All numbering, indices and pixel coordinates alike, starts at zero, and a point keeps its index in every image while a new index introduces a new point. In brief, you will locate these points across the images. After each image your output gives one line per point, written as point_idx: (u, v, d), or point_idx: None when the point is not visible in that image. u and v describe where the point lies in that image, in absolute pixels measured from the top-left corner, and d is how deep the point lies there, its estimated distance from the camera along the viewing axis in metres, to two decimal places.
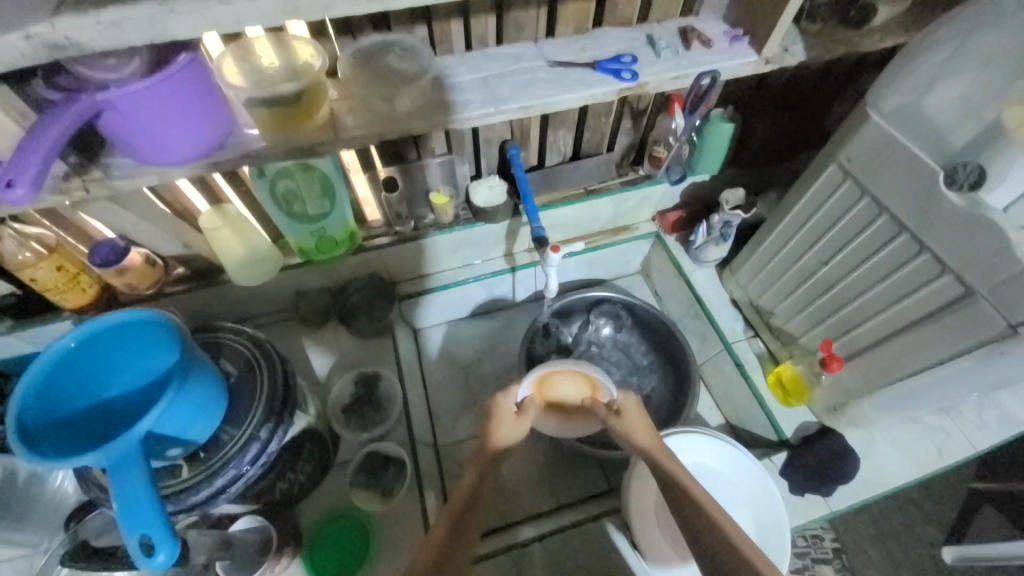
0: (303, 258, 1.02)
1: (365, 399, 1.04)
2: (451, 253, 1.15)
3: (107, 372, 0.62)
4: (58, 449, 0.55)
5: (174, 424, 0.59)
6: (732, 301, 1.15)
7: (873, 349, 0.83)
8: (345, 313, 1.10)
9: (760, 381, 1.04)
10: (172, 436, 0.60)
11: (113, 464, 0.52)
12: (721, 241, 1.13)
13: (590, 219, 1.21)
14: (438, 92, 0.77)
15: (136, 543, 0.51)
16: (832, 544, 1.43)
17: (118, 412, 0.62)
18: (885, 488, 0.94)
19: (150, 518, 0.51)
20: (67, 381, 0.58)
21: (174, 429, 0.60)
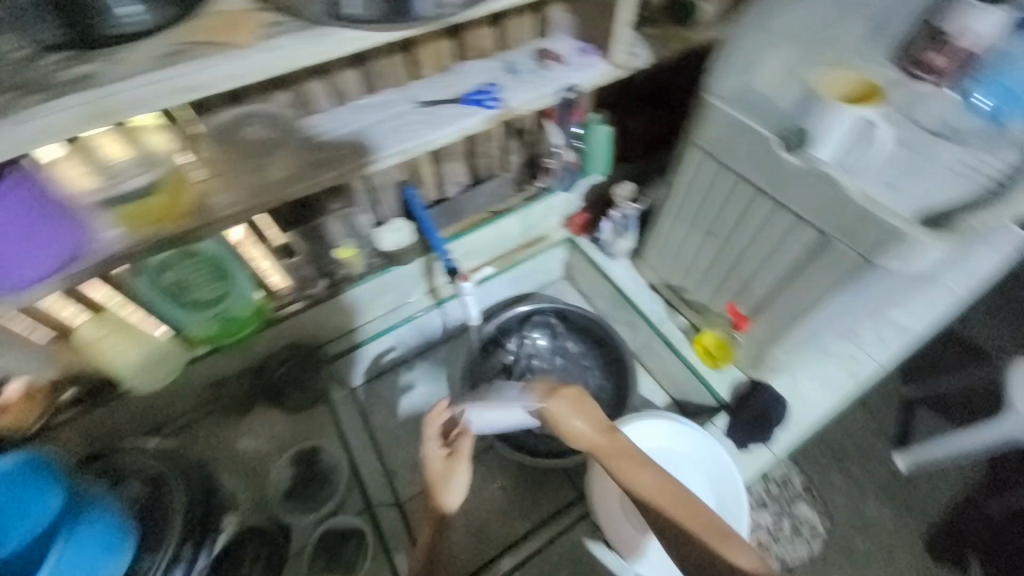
0: (211, 347, 0.96)
1: (308, 477, 0.99)
2: (372, 303, 1.13)
3: (18, 519, 0.65)
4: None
5: (90, 560, 0.64)
6: (649, 286, 1.22)
7: (770, 302, 0.91)
8: (274, 391, 1.06)
9: (689, 353, 1.11)
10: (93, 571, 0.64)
11: None
12: (625, 233, 1.21)
13: (503, 238, 1.24)
14: (309, 151, 0.75)
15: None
16: (802, 483, 1.51)
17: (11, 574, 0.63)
18: (813, 421, 1.04)
19: None
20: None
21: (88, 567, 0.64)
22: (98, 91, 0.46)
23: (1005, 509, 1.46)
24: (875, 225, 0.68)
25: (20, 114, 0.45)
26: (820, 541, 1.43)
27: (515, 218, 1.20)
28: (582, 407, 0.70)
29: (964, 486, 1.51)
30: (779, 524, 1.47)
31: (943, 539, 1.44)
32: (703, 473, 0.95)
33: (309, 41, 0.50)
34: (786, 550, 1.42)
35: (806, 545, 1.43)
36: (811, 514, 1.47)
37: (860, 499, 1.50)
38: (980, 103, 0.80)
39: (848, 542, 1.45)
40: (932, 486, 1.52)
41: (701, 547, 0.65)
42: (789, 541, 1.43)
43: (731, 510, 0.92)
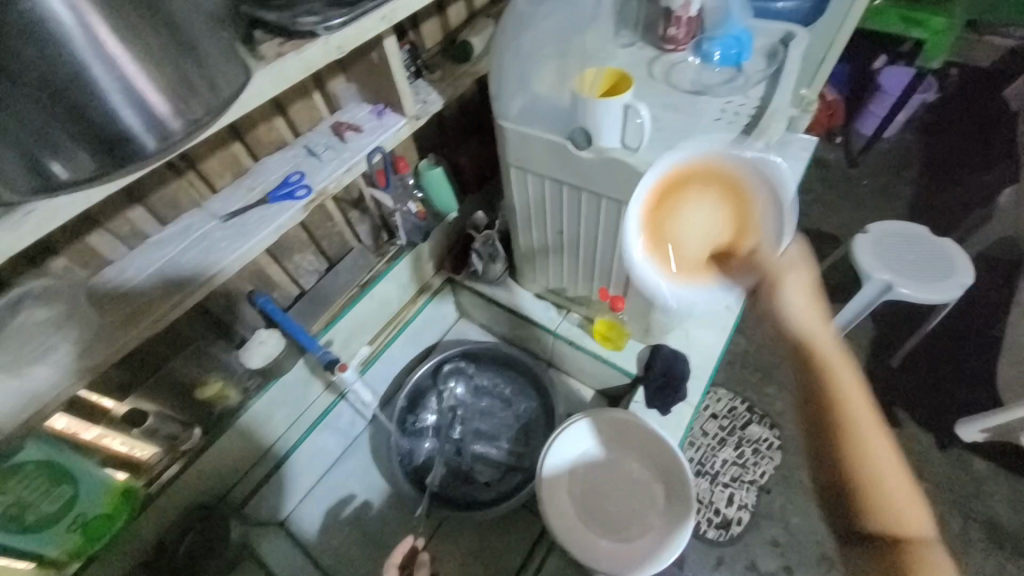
0: (82, 561, 0.80)
1: None
2: (265, 427, 1.03)
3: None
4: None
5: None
6: (537, 296, 1.25)
7: (631, 277, 0.98)
8: (182, 572, 0.90)
9: (592, 346, 1.15)
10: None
11: None
12: (494, 258, 1.22)
13: (384, 306, 1.21)
14: (108, 315, 0.68)
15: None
16: (744, 407, 1.65)
17: None
18: (714, 361, 1.11)
19: None
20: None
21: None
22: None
23: (898, 359, 1.70)
24: (669, 188, 0.75)
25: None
26: (778, 452, 1.57)
27: (387, 281, 1.18)
28: (804, 280, 0.76)
29: (864, 352, 1.73)
30: (742, 452, 1.58)
31: None
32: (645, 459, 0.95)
33: (6, 229, 0.45)
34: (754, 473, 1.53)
35: (768, 460, 1.56)
36: (761, 431, 1.61)
37: (793, 399, 1.67)
38: (714, 57, 0.95)
39: (798, 441, 1.60)
40: None
41: (881, 482, 0.70)
42: (754, 464, 1.56)
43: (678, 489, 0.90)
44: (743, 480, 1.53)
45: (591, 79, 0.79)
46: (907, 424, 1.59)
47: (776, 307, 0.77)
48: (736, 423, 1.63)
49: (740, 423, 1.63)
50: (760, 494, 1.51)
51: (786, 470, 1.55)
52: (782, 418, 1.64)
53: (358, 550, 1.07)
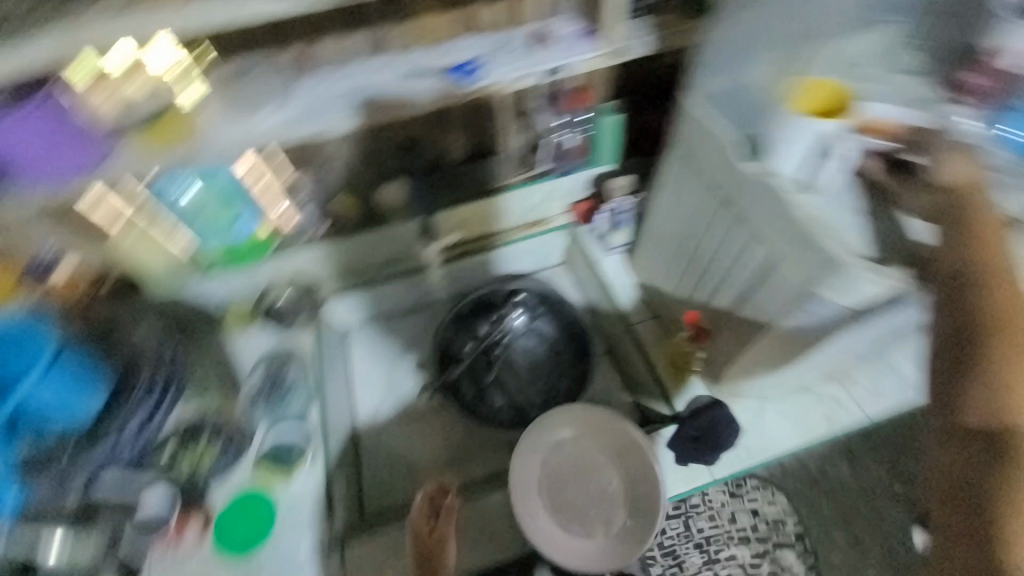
0: (221, 266, 1.09)
1: (272, 390, 1.09)
2: (367, 252, 1.22)
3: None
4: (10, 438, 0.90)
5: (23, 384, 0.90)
6: (636, 284, 1.21)
7: (729, 314, 0.90)
8: (268, 313, 1.17)
9: (655, 358, 1.10)
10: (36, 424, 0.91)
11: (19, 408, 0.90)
12: (618, 228, 1.23)
13: (504, 215, 1.26)
14: (299, 108, 0.86)
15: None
16: (795, 530, 1.43)
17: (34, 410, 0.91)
18: (770, 455, 0.97)
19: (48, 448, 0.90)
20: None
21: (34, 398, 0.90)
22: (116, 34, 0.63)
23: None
24: (814, 246, 0.65)
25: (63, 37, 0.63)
26: None
27: (516, 197, 1.23)
28: (982, 196, 0.66)
29: None
30: (758, 563, 1.41)
31: None
32: (630, 469, 0.92)
33: None
34: None
35: None
36: (793, 561, 1.40)
37: (856, 561, 1.39)
38: (1011, 137, 0.70)
39: None
40: None
41: (1001, 438, 0.64)
42: None
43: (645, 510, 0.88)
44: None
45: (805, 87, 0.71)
46: None
47: (911, 178, 0.69)
48: (773, 536, 1.43)
49: (777, 539, 1.43)
50: None
51: None
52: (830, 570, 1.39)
53: (378, 382, 1.24)
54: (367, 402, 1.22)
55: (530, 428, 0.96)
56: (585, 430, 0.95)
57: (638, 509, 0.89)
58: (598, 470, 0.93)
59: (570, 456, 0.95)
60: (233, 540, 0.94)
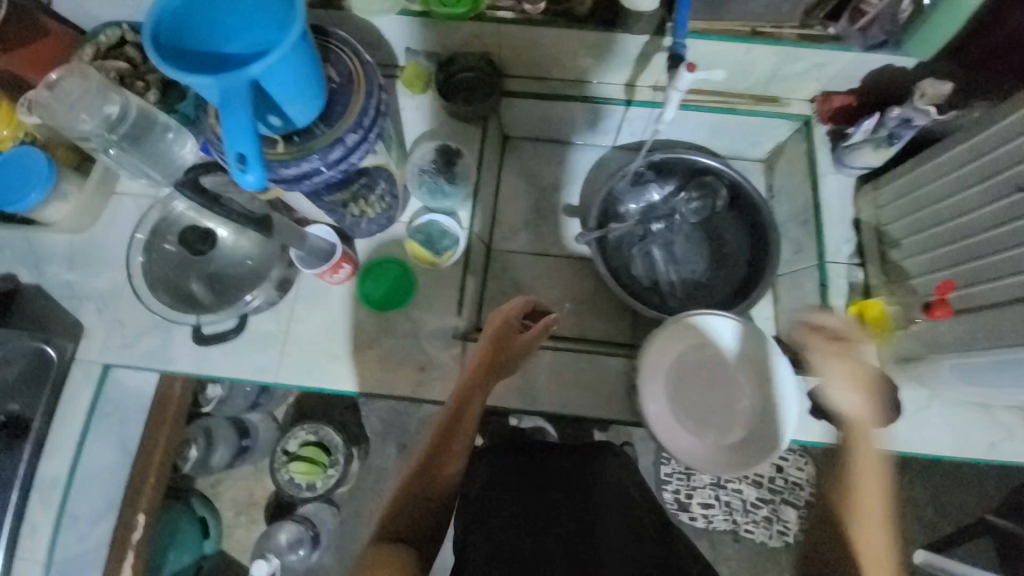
0: (423, 9, 0.96)
1: (442, 171, 1.00)
2: (570, 59, 1.02)
3: (247, 24, 0.64)
4: (175, 65, 0.61)
5: (214, 22, 0.63)
6: (853, 221, 1.00)
7: (1001, 305, 0.75)
8: (446, 85, 1.04)
9: (836, 310, 0.95)
10: (169, 55, 0.61)
11: (223, 86, 0.58)
12: (884, 145, 0.93)
13: (744, 72, 1.01)
14: None
15: (233, 156, 0.59)
16: (807, 498, 1.43)
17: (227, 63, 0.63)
18: (911, 449, 0.89)
19: (239, 129, 0.58)
20: (200, 9, 0.62)
21: (210, 36, 0.63)
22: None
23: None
24: None
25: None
26: (779, 540, 1.42)
27: (775, 53, 0.95)
28: None
29: None
30: (759, 506, 1.44)
31: None
32: (762, 389, 0.89)
33: None
34: (744, 521, 1.42)
35: (765, 533, 1.42)
36: (791, 518, 1.42)
37: None
38: None
39: None
40: None
41: None
42: (754, 520, 1.43)
43: (762, 431, 0.86)
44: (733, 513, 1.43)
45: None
46: None
47: None
48: (783, 493, 1.43)
49: (786, 496, 1.44)
50: (727, 534, 1.44)
51: (766, 552, 1.43)
52: None
53: (520, 205, 1.19)
54: (505, 221, 1.17)
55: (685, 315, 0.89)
56: (748, 354, 0.90)
57: (761, 431, 0.87)
58: (732, 392, 0.90)
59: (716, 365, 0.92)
60: (372, 299, 0.95)
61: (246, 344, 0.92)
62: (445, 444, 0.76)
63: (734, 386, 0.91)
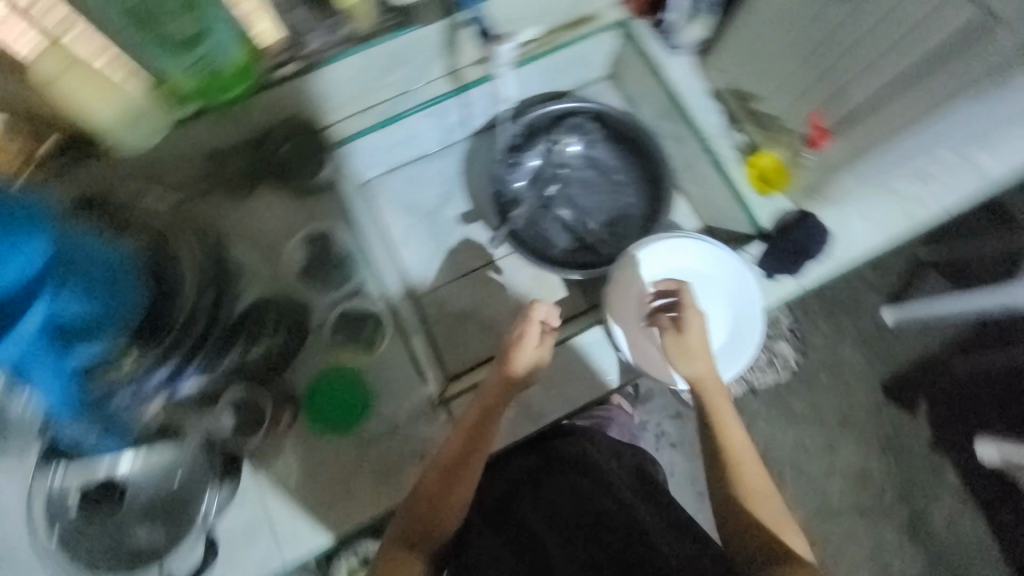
0: (198, 108, 0.82)
1: (323, 261, 0.92)
2: (380, 75, 0.95)
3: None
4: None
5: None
6: (711, 92, 1.02)
7: (867, 112, 0.78)
8: (278, 169, 0.95)
9: (737, 176, 0.98)
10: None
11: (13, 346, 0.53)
12: (698, 14, 0.98)
13: (546, 7, 0.97)
14: None
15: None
16: (789, 326, 1.57)
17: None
18: (852, 259, 0.96)
19: None
20: None
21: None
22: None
23: (966, 368, 1.57)
24: None
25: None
26: (786, 372, 1.56)
27: None
28: None
29: (938, 343, 1.58)
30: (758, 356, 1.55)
31: (900, 382, 1.57)
32: (724, 292, 0.94)
33: None
34: (754, 376, 1.54)
35: (773, 373, 1.56)
36: (786, 350, 1.56)
37: (837, 343, 1.58)
38: None
39: (813, 375, 1.57)
40: (908, 338, 1.59)
41: None
42: (760, 369, 1.55)
43: (743, 327, 0.93)
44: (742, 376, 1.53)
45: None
46: (916, 414, 1.55)
47: None
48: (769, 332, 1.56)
49: (773, 334, 1.57)
50: (746, 393, 1.56)
51: (783, 389, 1.57)
52: (814, 352, 1.58)
53: (418, 238, 1.12)
54: (411, 262, 1.10)
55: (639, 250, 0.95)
56: (721, 270, 0.95)
57: (740, 328, 0.93)
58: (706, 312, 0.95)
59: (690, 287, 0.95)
60: (330, 425, 0.85)
61: (230, 556, 0.78)
62: (452, 471, 0.74)
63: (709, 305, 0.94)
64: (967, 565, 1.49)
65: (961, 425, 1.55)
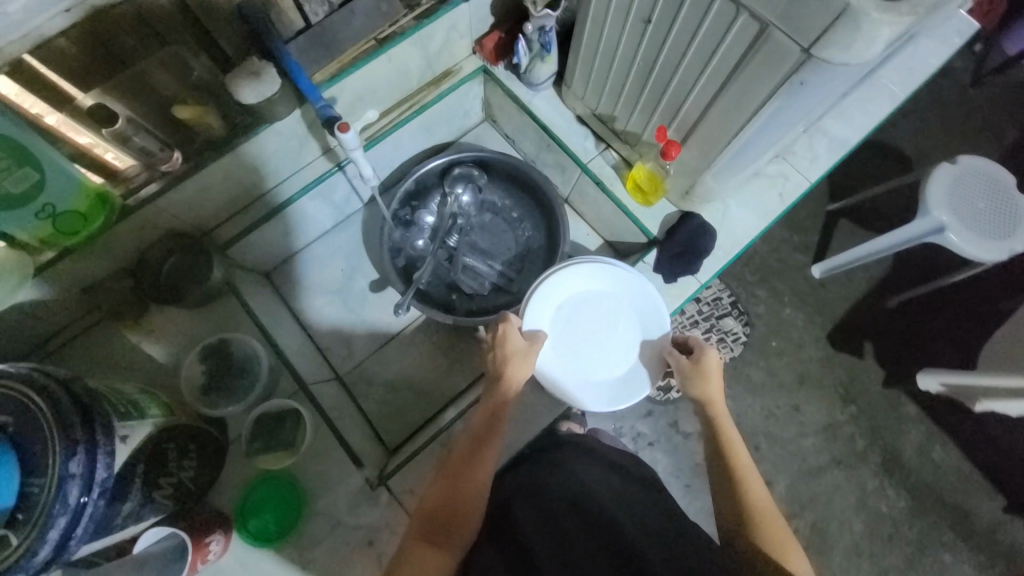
0: (60, 251, 0.79)
1: (223, 371, 0.88)
2: (252, 175, 0.94)
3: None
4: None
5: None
6: (577, 119, 1.07)
7: (701, 120, 0.80)
8: (164, 288, 0.93)
9: (620, 191, 1.03)
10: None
11: None
12: (545, 55, 0.99)
13: (401, 75, 1.01)
14: None
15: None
16: (731, 299, 1.63)
17: None
18: (741, 245, 1.02)
19: None
20: None
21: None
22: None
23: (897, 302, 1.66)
24: None
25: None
26: (740, 346, 1.61)
27: (410, 46, 0.95)
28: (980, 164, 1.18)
29: (866, 285, 1.67)
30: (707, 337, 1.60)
31: (842, 330, 1.64)
32: (627, 302, 0.98)
33: None
34: None
35: (727, 350, 1.60)
36: (733, 325, 1.61)
37: (777, 306, 1.65)
38: None
39: (763, 343, 1.63)
40: (838, 287, 1.67)
41: None
42: None
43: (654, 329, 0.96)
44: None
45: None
46: (864, 356, 1.63)
47: None
48: (714, 311, 1.62)
49: (718, 312, 1.62)
50: None
51: (738, 363, 1.62)
52: (758, 320, 1.65)
53: (337, 316, 1.11)
54: (332, 343, 1.08)
55: (534, 296, 0.95)
56: (641, 298, 0.97)
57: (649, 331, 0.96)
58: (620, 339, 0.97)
59: (607, 312, 0.98)
60: (271, 534, 0.83)
61: None
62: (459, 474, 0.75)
63: (623, 332, 0.97)
64: (949, 489, 1.54)
65: (906, 357, 1.62)
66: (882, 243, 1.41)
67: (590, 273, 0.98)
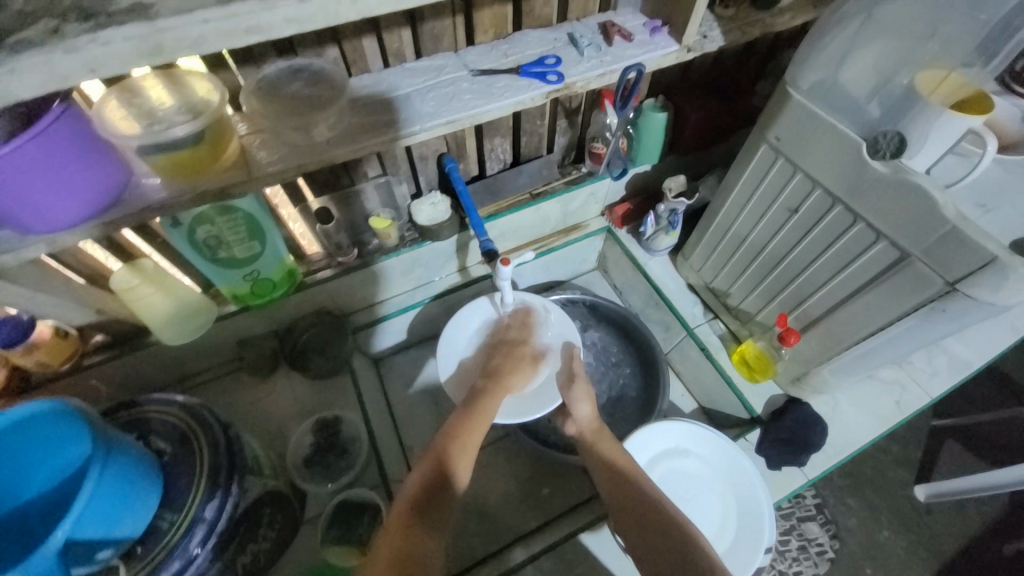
0: (239, 306, 0.94)
1: (328, 447, 0.95)
2: (401, 277, 1.08)
3: (27, 471, 0.54)
4: None
5: None
6: (688, 286, 1.16)
7: (824, 318, 0.84)
8: (297, 355, 1.04)
9: (725, 360, 1.06)
10: None
11: None
12: (670, 230, 1.13)
13: (541, 222, 1.17)
14: (357, 117, 0.72)
15: None
16: (815, 501, 1.45)
17: (29, 522, 0.54)
18: (854, 448, 0.96)
19: None
20: None
21: None
22: (48, 53, 0.40)
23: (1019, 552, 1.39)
24: (967, 248, 0.60)
25: (5, 64, 0.39)
26: (826, 563, 1.37)
27: (556, 202, 1.12)
28: None
29: (983, 524, 1.43)
30: (787, 540, 1.40)
31: None
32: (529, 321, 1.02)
33: None
34: (789, 567, 1.36)
35: (811, 565, 1.37)
36: (818, 533, 1.41)
37: (872, 524, 1.43)
38: None
39: (856, 566, 1.38)
40: (948, 518, 1.45)
41: None
42: (793, 559, 1.38)
43: (746, 493, 0.89)
44: (773, 565, 1.36)
45: (956, 85, 0.64)
46: None
47: None
48: (795, 511, 1.44)
49: (799, 513, 1.44)
50: None
51: None
52: (849, 535, 1.42)
53: (423, 416, 1.14)
54: (415, 442, 1.10)
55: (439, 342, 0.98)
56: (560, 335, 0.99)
57: (737, 487, 0.90)
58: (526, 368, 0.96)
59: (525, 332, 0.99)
60: None
61: None
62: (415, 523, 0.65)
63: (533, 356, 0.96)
64: None
65: None
66: (982, 481, 1.23)
67: (697, 428, 0.94)
